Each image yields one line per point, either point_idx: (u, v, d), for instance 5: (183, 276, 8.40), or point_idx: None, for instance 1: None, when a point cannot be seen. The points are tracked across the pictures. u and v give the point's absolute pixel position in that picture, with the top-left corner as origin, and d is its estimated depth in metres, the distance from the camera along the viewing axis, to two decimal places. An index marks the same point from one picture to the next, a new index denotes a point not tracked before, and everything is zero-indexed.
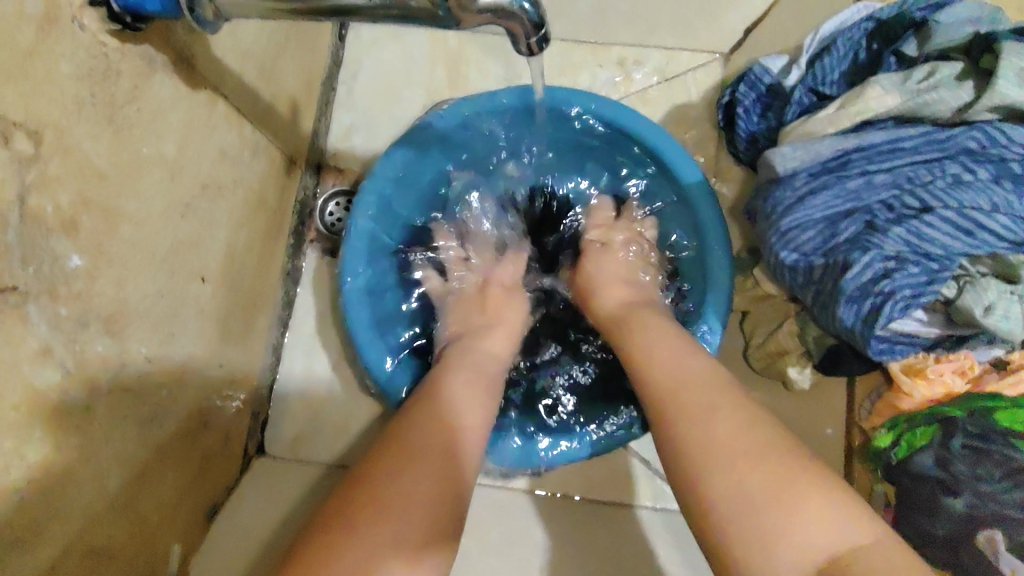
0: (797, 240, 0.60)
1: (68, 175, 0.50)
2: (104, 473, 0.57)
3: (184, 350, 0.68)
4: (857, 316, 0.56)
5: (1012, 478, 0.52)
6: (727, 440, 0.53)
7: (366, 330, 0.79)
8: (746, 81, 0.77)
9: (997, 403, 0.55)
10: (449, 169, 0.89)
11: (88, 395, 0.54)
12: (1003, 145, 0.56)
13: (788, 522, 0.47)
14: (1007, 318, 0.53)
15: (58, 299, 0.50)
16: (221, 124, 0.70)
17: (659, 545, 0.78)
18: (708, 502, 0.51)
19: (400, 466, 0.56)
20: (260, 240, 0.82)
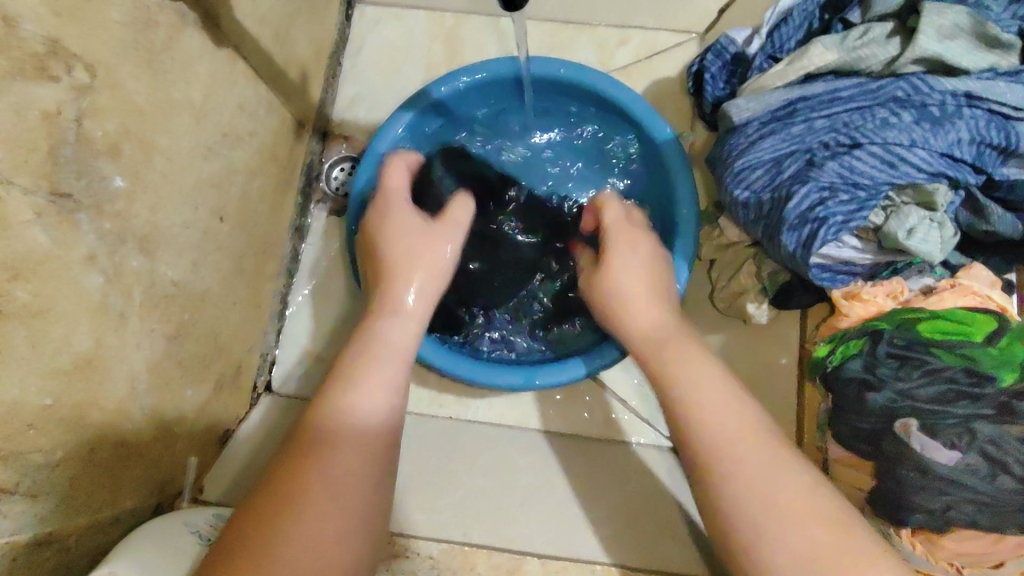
0: (748, 179, 0.68)
1: (114, 107, 0.59)
2: (135, 376, 0.65)
3: (204, 279, 0.76)
4: (798, 241, 0.64)
5: (929, 375, 0.60)
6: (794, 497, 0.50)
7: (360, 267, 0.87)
8: (712, 49, 0.85)
9: (920, 316, 0.63)
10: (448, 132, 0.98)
11: (124, 304, 0.62)
12: (925, 92, 0.63)
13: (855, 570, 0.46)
14: (926, 241, 0.61)
15: (103, 214, 0.59)
16: (240, 80, 0.79)
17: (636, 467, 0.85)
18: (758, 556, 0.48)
19: (317, 521, 0.49)
20: (272, 191, 0.91)
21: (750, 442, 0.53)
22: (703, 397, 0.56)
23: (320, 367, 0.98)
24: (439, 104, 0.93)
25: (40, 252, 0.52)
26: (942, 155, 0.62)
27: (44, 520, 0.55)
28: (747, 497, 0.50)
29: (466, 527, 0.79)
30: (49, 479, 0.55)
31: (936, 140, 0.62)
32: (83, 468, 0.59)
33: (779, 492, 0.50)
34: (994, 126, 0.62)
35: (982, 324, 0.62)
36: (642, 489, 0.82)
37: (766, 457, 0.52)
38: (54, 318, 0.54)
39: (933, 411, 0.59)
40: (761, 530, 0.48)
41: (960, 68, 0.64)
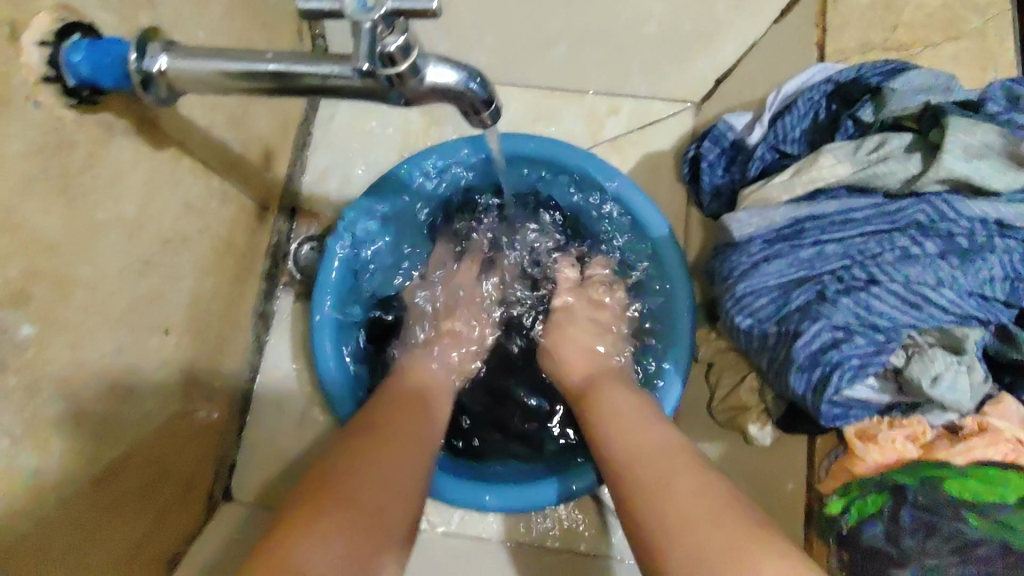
0: (752, 306, 0.60)
1: (19, 250, 0.51)
2: (55, 532, 0.57)
3: (146, 399, 0.69)
4: (808, 384, 0.56)
5: (960, 553, 0.53)
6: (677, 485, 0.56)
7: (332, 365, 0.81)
8: (709, 136, 0.79)
9: (944, 471, 0.57)
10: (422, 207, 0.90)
11: (37, 460, 0.55)
12: (950, 219, 0.56)
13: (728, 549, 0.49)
14: (953, 388, 0.54)
15: (8, 369, 0.51)
16: (186, 177, 0.71)
17: None
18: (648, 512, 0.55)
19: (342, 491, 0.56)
20: (227, 285, 0.83)
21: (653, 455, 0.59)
22: (617, 426, 0.65)
23: (284, 468, 0.90)
24: (411, 187, 0.86)
25: None
26: (971, 294, 0.55)
27: None
28: (643, 501, 0.56)
29: None
30: None
31: (965, 278, 0.55)
32: None
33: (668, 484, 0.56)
34: None
35: (1015, 484, 0.55)
36: None
37: (661, 466, 0.58)
38: None
39: None
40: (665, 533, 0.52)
41: (991, 190, 0.56)
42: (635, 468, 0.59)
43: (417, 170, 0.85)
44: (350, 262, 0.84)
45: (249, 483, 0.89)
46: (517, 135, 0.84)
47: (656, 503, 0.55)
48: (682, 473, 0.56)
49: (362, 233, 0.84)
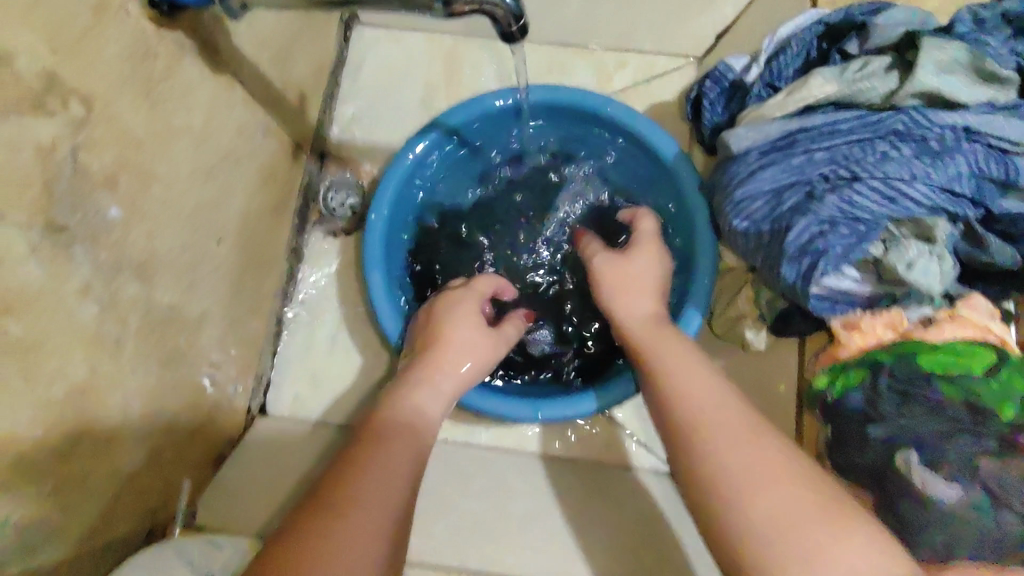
0: (749, 209, 0.68)
1: (110, 140, 0.58)
2: (130, 402, 0.65)
3: (203, 302, 0.76)
4: (798, 273, 0.64)
5: (932, 412, 0.59)
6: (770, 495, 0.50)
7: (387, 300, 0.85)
8: (711, 77, 0.86)
9: (920, 348, 0.63)
10: (457, 156, 0.94)
11: (119, 332, 0.62)
12: (925, 126, 0.63)
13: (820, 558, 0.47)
14: (924, 273, 0.62)
15: (98, 245, 0.58)
16: (239, 105, 0.79)
17: (636, 497, 0.85)
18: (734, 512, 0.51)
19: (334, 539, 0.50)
20: (272, 209, 0.92)
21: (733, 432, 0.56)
22: (684, 387, 0.61)
23: (314, 385, 0.98)
24: (451, 135, 0.91)
25: (33, 287, 0.51)
26: (942, 190, 0.62)
27: (34, 551, 0.55)
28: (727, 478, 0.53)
29: (461, 553, 0.76)
30: (40, 509, 0.55)
31: (937, 175, 0.62)
32: (72, 495, 0.59)
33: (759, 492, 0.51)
34: (994, 160, 0.62)
35: (981, 355, 0.62)
36: (649, 518, 0.81)
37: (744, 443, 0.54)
38: (47, 351, 0.53)
39: (940, 448, 0.56)
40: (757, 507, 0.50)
41: (959, 103, 0.64)
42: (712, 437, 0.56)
43: (458, 119, 0.89)
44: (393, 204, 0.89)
45: (284, 399, 0.97)
46: (548, 86, 0.89)
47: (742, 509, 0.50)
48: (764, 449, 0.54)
49: (405, 179, 0.89)
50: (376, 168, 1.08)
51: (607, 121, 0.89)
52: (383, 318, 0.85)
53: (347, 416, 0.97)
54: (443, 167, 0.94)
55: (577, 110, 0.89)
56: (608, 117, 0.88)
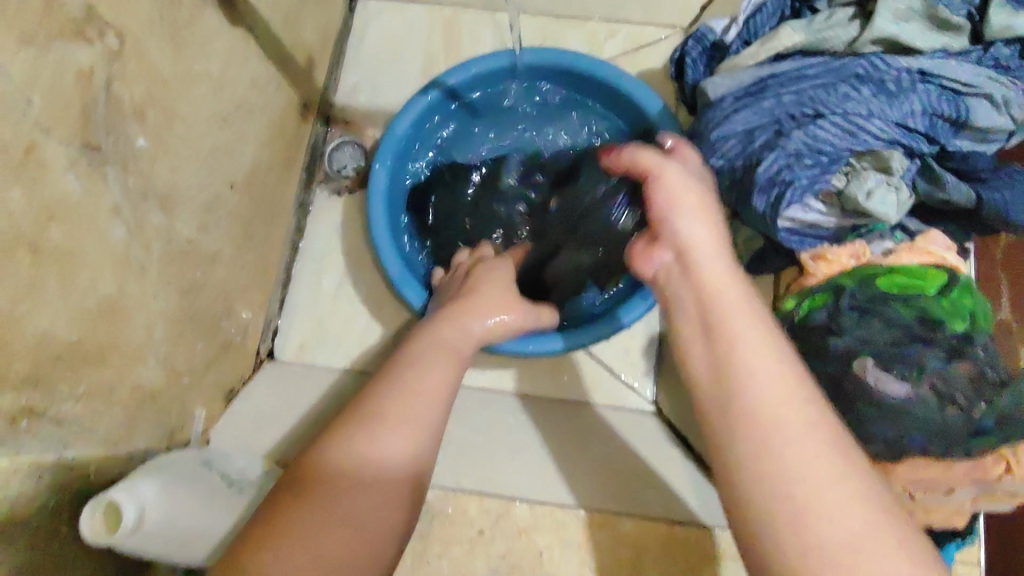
0: (723, 149, 0.74)
1: (141, 76, 0.63)
2: (152, 324, 0.70)
3: (217, 241, 0.82)
4: (767, 203, 0.70)
5: (887, 324, 0.64)
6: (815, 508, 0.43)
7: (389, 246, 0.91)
8: (693, 36, 0.90)
9: (879, 270, 0.69)
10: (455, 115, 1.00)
11: (145, 256, 0.67)
12: (883, 70, 0.70)
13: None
14: (883, 201, 0.67)
15: (128, 170, 0.63)
16: (252, 59, 0.84)
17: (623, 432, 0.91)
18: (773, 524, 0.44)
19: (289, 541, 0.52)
20: (279, 164, 0.97)
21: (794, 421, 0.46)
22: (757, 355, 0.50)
23: (319, 332, 1.03)
24: (452, 95, 0.97)
25: (72, 199, 0.56)
26: (897, 125, 0.69)
27: (68, 447, 0.60)
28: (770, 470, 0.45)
29: (460, 476, 0.82)
30: (72, 410, 0.60)
31: (892, 111, 0.69)
32: (102, 402, 0.64)
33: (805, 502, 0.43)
34: (943, 100, 0.69)
35: (934, 277, 0.67)
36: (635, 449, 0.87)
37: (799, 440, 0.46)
38: (82, 261, 0.58)
39: (891, 354, 0.63)
40: (799, 514, 0.43)
41: (914, 48, 0.71)
42: (767, 424, 0.47)
43: (459, 79, 0.95)
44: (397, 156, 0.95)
45: (290, 345, 1.02)
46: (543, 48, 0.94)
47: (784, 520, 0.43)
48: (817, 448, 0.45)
49: (408, 133, 0.95)
50: (379, 131, 1.13)
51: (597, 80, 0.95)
52: (387, 263, 0.91)
53: (350, 361, 1.02)
54: (442, 124, 1.00)
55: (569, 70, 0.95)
56: (597, 77, 0.94)
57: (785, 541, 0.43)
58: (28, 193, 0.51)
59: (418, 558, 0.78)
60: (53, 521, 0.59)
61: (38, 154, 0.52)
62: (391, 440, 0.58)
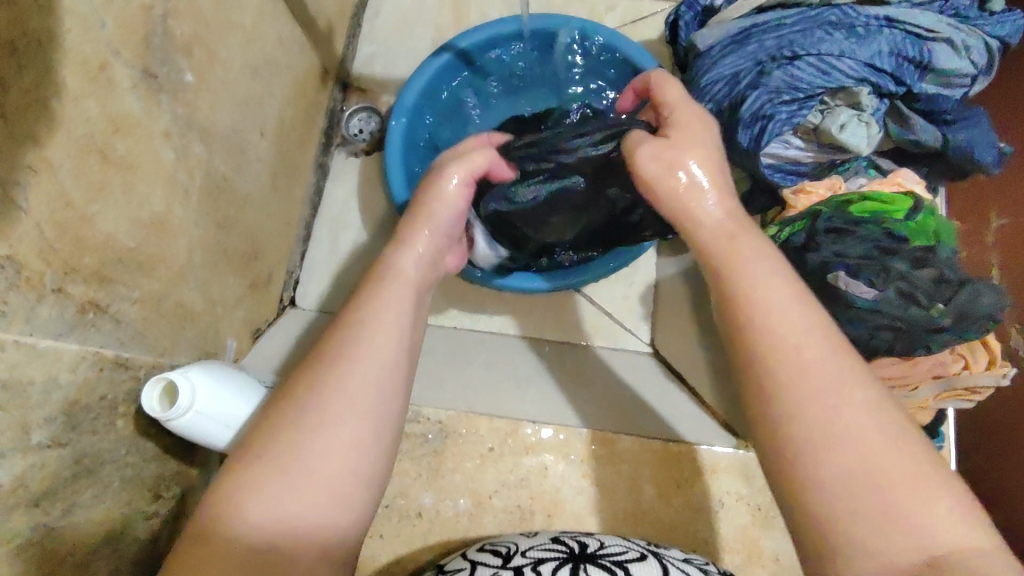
0: (712, 92, 0.81)
1: (191, 16, 0.71)
2: (192, 249, 0.77)
3: (248, 185, 0.89)
4: (751, 137, 0.77)
5: (860, 241, 0.71)
6: (847, 431, 0.49)
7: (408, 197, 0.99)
8: (685, 2, 0.98)
9: (851, 196, 0.76)
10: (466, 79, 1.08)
11: (188, 184, 0.75)
12: (853, 17, 0.77)
13: (906, 506, 0.47)
14: (853, 134, 0.74)
15: (177, 100, 0.71)
16: (280, 18, 0.92)
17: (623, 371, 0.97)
18: (805, 461, 0.50)
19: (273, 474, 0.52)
20: (302, 123, 1.04)
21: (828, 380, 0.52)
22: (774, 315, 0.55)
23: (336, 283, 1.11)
24: (463, 59, 1.04)
25: (133, 117, 0.64)
26: (866, 65, 0.75)
27: (122, 344, 0.67)
28: (804, 419, 0.51)
29: (470, 402, 0.91)
30: (128, 311, 0.67)
31: (862, 52, 0.75)
32: (150, 312, 0.71)
33: (837, 433, 0.50)
34: (909, 42, 0.76)
35: (901, 202, 0.74)
36: (634, 384, 0.95)
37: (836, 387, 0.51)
38: (139, 175, 0.66)
39: (861, 265, 0.69)
40: (824, 453, 0.49)
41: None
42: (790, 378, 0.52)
43: (470, 44, 1.03)
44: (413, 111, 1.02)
45: (310, 294, 1.10)
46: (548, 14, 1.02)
47: (823, 452, 0.49)
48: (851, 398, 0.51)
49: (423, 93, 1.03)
50: (393, 98, 1.21)
51: (595, 45, 1.03)
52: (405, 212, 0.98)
53: None
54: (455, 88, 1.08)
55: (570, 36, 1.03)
56: (597, 41, 1.02)
57: (834, 482, 0.49)
58: (100, 103, 0.60)
59: (433, 472, 0.87)
60: (109, 411, 0.66)
61: (108, 72, 0.60)
62: (344, 433, 0.55)
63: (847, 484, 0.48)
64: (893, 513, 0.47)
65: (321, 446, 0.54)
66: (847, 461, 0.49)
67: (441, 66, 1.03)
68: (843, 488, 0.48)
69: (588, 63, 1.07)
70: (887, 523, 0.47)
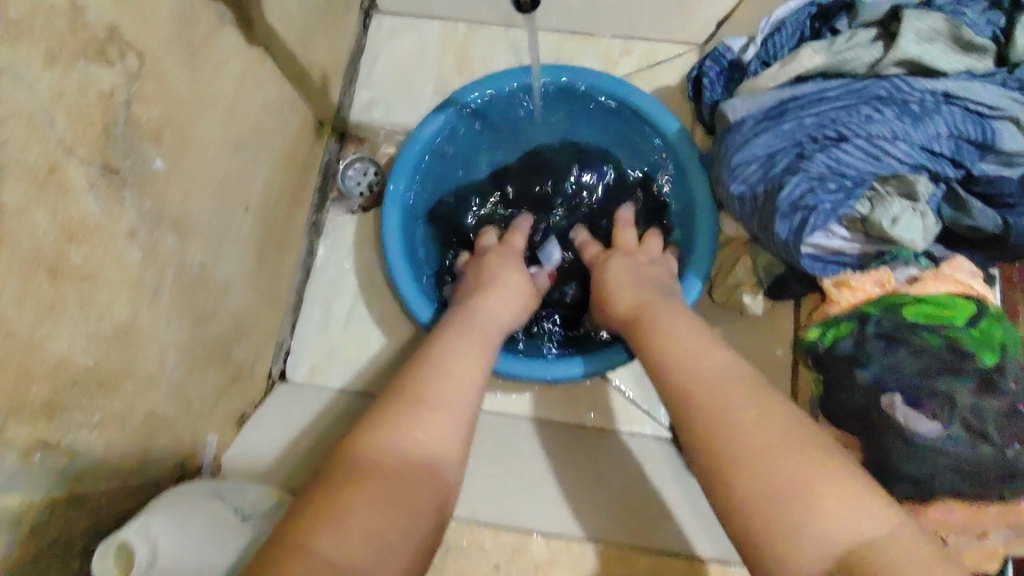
0: (744, 174, 0.73)
1: (159, 96, 0.63)
2: (163, 352, 0.69)
3: (228, 267, 0.80)
4: (790, 229, 0.69)
5: (917, 355, 0.65)
6: (748, 443, 0.54)
7: (406, 276, 0.90)
8: (710, 56, 0.90)
9: (904, 302, 0.68)
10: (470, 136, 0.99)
11: (157, 283, 0.67)
12: (906, 91, 0.69)
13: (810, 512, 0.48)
14: (908, 229, 0.66)
15: (144, 193, 0.63)
16: (267, 79, 0.83)
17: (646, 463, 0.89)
18: (731, 487, 0.53)
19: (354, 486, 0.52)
20: (292, 186, 0.96)
21: (722, 379, 0.60)
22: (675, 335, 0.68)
23: (331, 355, 1.02)
24: (465, 115, 0.95)
25: (91, 221, 0.56)
26: (923, 149, 0.68)
27: (79, 479, 0.59)
28: (724, 445, 0.54)
29: (474, 508, 0.83)
30: (85, 440, 0.59)
31: (917, 134, 0.68)
32: (112, 433, 0.63)
33: (758, 459, 0.52)
34: (970, 121, 0.67)
35: (963, 307, 0.66)
36: (659, 483, 0.85)
37: (727, 390, 0.59)
38: (99, 285, 0.58)
39: (920, 387, 0.63)
40: (736, 473, 0.52)
41: (939, 70, 0.70)
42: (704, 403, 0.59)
43: (471, 99, 0.93)
44: (412, 176, 0.94)
45: (301, 368, 1.01)
46: (555, 65, 0.93)
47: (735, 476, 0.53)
48: (746, 394, 0.58)
49: (422, 153, 0.94)
50: (392, 149, 1.12)
51: (609, 100, 0.93)
52: (405, 289, 0.90)
53: (363, 384, 1.01)
54: (457, 146, 0.99)
55: (580, 89, 0.94)
56: (611, 96, 0.93)
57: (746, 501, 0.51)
58: (50, 212, 0.51)
59: None
60: (63, 554, 0.58)
61: (60, 174, 0.52)
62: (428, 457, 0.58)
63: (757, 502, 0.51)
64: (803, 526, 0.48)
65: (410, 457, 0.56)
66: (754, 482, 0.51)
67: (440, 124, 0.94)
68: (753, 507, 0.51)
69: (603, 118, 0.98)
70: (798, 536, 0.48)
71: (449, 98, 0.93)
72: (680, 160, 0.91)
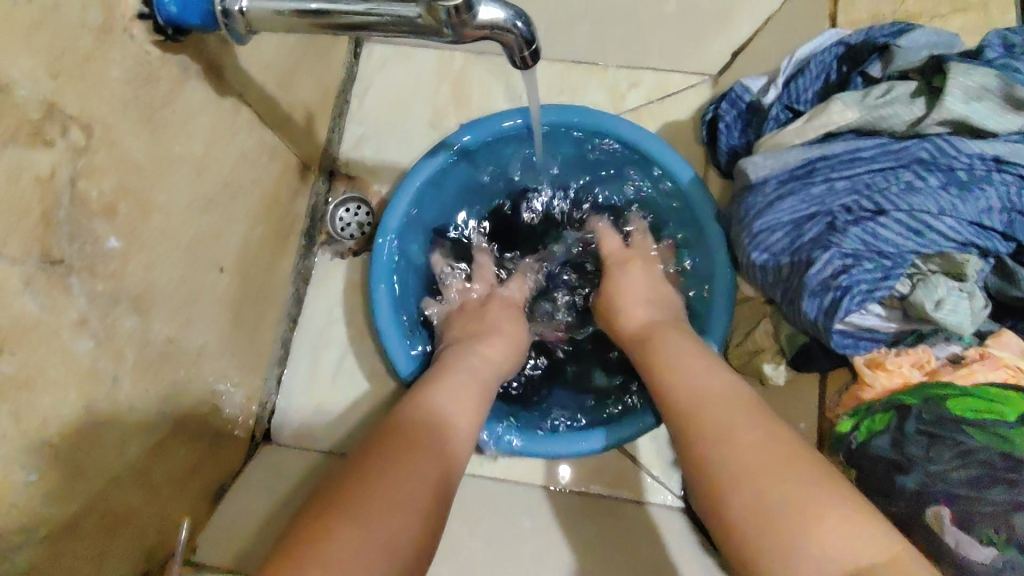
0: (767, 242, 0.70)
1: (112, 166, 0.57)
2: (126, 440, 0.63)
3: (200, 336, 0.74)
4: (819, 308, 0.66)
5: (962, 457, 0.61)
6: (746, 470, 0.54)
7: (394, 329, 0.84)
8: (726, 98, 0.84)
9: (949, 391, 0.65)
10: (467, 176, 0.92)
11: (116, 367, 0.60)
12: (952, 155, 0.66)
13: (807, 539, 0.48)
14: (955, 313, 0.63)
15: (96, 275, 0.57)
16: (244, 129, 0.77)
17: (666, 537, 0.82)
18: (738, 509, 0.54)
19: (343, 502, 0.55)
20: (274, 237, 0.90)
21: (717, 407, 0.61)
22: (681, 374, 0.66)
23: (320, 412, 0.96)
24: (462, 156, 0.88)
25: (28, 319, 0.50)
26: (971, 224, 0.65)
27: None
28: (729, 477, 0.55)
29: None
30: (28, 560, 0.52)
31: (964, 208, 0.65)
32: (68, 542, 0.56)
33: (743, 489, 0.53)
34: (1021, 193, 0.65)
35: (1016, 402, 0.63)
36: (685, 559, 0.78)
37: (729, 420, 0.59)
38: (40, 387, 0.52)
39: (967, 497, 0.59)
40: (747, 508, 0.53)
41: (988, 131, 0.65)
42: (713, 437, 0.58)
43: (467, 141, 0.87)
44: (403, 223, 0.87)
45: (287, 428, 0.95)
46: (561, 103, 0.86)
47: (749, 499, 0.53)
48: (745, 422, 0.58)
49: (415, 197, 0.87)
50: (385, 189, 1.05)
51: (614, 142, 0.87)
52: (390, 344, 0.83)
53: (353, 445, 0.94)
54: (455, 188, 0.93)
55: (586, 130, 0.87)
56: (617, 137, 0.86)
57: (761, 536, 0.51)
58: None
59: None
60: None
61: None
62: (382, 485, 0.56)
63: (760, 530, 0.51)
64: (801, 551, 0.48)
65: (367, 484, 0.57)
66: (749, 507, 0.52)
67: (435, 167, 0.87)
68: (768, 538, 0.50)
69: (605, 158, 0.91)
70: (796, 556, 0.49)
71: (443, 140, 0.86)
72: (690, 209, 0.84)
